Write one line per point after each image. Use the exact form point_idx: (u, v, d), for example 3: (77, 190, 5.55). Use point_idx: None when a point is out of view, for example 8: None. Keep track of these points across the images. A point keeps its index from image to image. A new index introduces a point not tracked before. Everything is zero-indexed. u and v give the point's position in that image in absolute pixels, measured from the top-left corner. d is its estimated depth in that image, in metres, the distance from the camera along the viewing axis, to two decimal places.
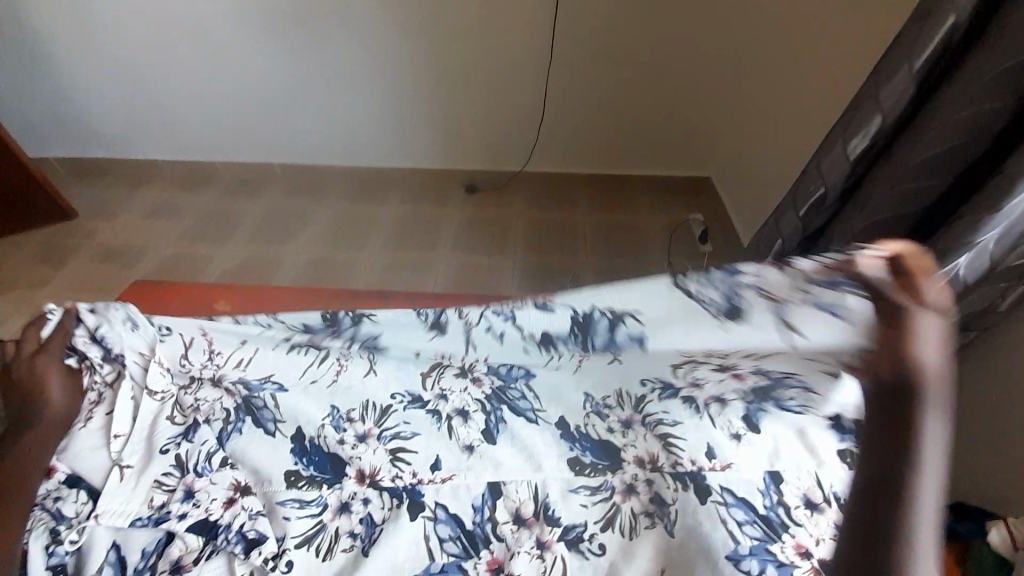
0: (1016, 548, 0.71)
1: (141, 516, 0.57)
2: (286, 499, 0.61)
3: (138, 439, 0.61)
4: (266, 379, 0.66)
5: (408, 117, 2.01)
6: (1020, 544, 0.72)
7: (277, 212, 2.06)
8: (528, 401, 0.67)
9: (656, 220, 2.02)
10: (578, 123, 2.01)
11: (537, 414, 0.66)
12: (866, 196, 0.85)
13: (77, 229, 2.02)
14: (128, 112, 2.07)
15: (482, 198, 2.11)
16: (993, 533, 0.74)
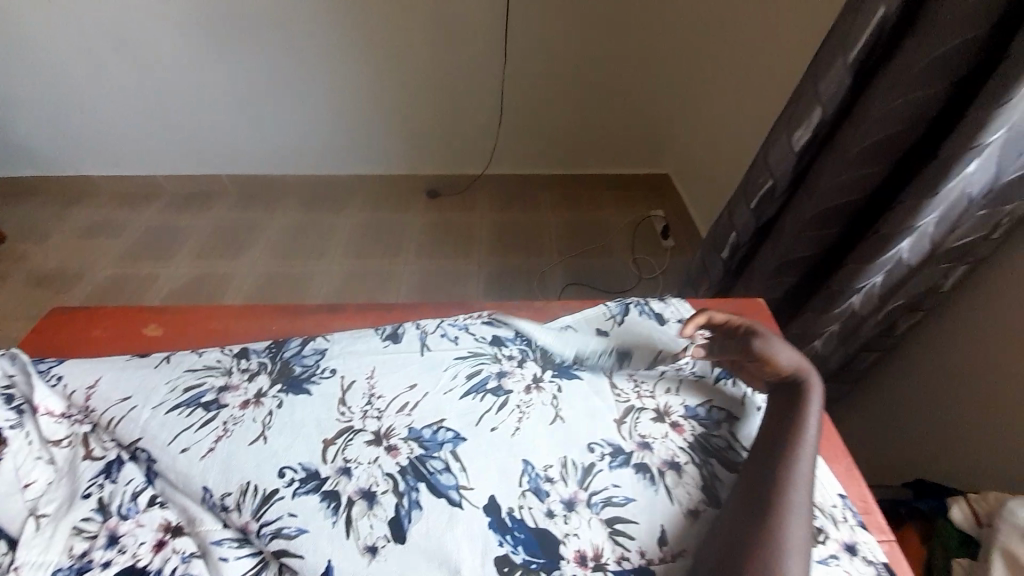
0: (979, 524, 0.73)
1: (61, 567, 0.51)
2: (221, 538, 0.55)
3: (57, 485, 0.56)
4: (133, 446, 0.60)
5: (363, 121, 1.95)
6: (982, 519, 0.73)
7: (229, 225, 1.97)
8: (452, 475, 0.58)
9: (620, 217, 2.04)
10: (537, 124, 2.00)
11: (462, 493, 0.57)
12: (813, 186, 0.86)
13: (4, 253, 1.86)
14: (58, 126, 1.93)
15: (445, 202, 2.08)
16: (955, 512, 0.75)
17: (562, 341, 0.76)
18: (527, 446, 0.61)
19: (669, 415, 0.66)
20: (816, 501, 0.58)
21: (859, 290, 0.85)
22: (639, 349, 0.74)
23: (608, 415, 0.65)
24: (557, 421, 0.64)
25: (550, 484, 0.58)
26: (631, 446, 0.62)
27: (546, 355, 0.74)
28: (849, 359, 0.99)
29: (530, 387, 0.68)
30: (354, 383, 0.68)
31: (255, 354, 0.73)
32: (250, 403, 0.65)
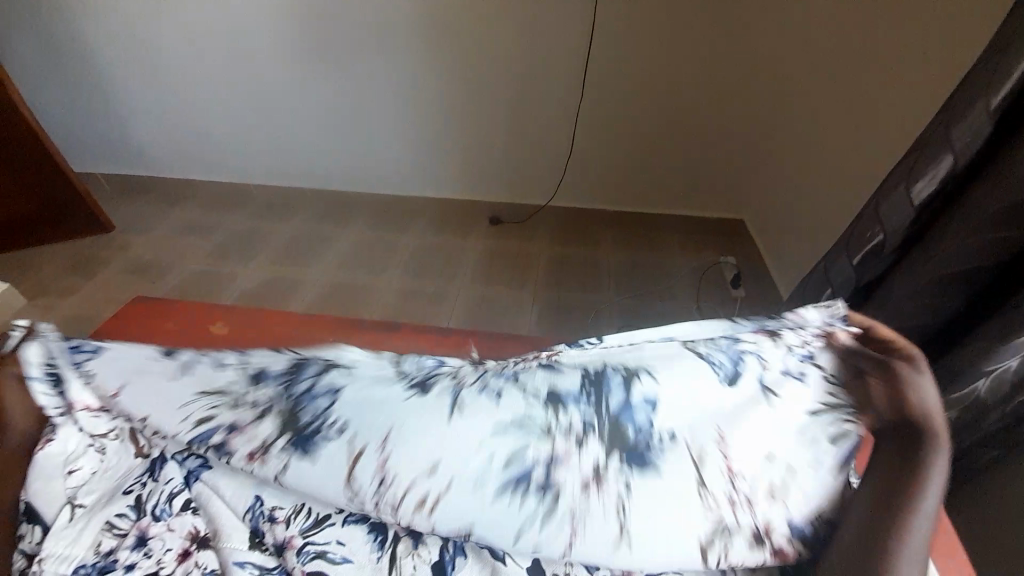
0: None
1: (84, 564, 0.53)
2: (245, 560, 0.56)
3: (102, 475, 0.58)
4: (186, 451, 0.60)
5: (439, 147, 2.02)
6: None
7: (303, 233, 2.08)
8: (497, 535, 0.59)
9: (686, 260, 1.93)
10: (608, 161, 1.97)
11: (507, 552, 0.59)
12: (929, 249, 0.76)
13: (113, 242, 2.08)
14: (174, 135, 2.16)
15: (507, 229, 2.08)
16: None
17: (641, 406, 0.56)
18: (579, 538, 0.57)
19: (769, 533, 0.55)
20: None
21: (986, 374, 0.72)
22: (752, 427, 0.54)
23: (693, 518, 0.55)
24: (622, 535, 0.56)
25: (602, 563, 0.58)
26: (709, 552, 0.56)
27: (618, 431, 0.57)
28: (962, 453, 0.84)
29: (590, 479, 0.57)
30: (399, 436, 0.61)
31: (271, 378, 0.59)
32: (260, 454, 0.57)
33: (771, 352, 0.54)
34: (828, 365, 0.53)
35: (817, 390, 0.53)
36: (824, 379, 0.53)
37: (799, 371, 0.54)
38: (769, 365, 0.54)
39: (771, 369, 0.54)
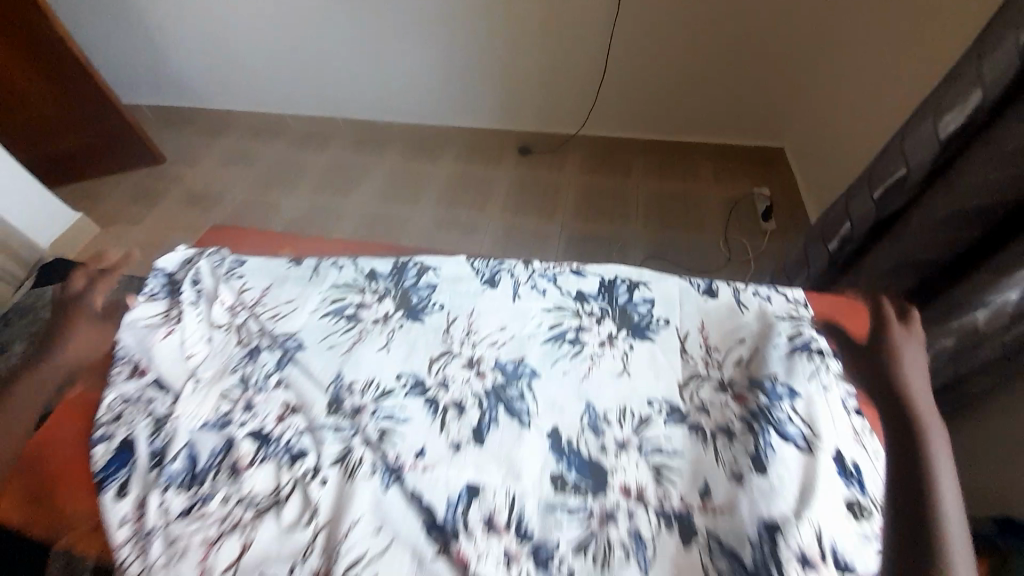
0: None
1: (208, 421, 0.62)
2: (325, 423, 0.61)
3: (213, 357, 0.68)
4: (288, 335, 0.71)
5: (467, 75, 1.99)
6: None
7: (339, 164, 2.16)
8: (525, 401, 0.62)
9: (718, 192, 1.91)
10: (642, 88, 1.90)
11: (530, 418, 0.60)
12: (950, 181, 0.76)
13: (165, 173, 2.23)
14: (208, 66, 2.21)
15: (536, 159, 2.09)
16: None
17: (642, 302, 0.71)
18: (593, 386, 0.62)
19: (731, 387, 0.61)
20: (870, 494, 0.53)
21: (986, 305, 0.75)
22: (727, 319, 0.68)
23: (671, 377, 0.63)
24: (623, 373, 0.63)
25: (607, 425, 0.59)
26: (689, 408, 0.60)
27: (625, 314, 0.70)
28: (959, 381, 0.87)
29: (603, 343, 0.67)
30: (457, 323, 0.71)
31: (382, 277, 0.78)
32: (380, 320, 0.73)
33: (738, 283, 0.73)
34: (789, 295, 0.72)
35: (779, 305, 0.70)
36: (784, 302, 0.70)
37: (753, 291, 0.71)
38: (738, 289, 0.72)
39: (742, 292, 0.71)
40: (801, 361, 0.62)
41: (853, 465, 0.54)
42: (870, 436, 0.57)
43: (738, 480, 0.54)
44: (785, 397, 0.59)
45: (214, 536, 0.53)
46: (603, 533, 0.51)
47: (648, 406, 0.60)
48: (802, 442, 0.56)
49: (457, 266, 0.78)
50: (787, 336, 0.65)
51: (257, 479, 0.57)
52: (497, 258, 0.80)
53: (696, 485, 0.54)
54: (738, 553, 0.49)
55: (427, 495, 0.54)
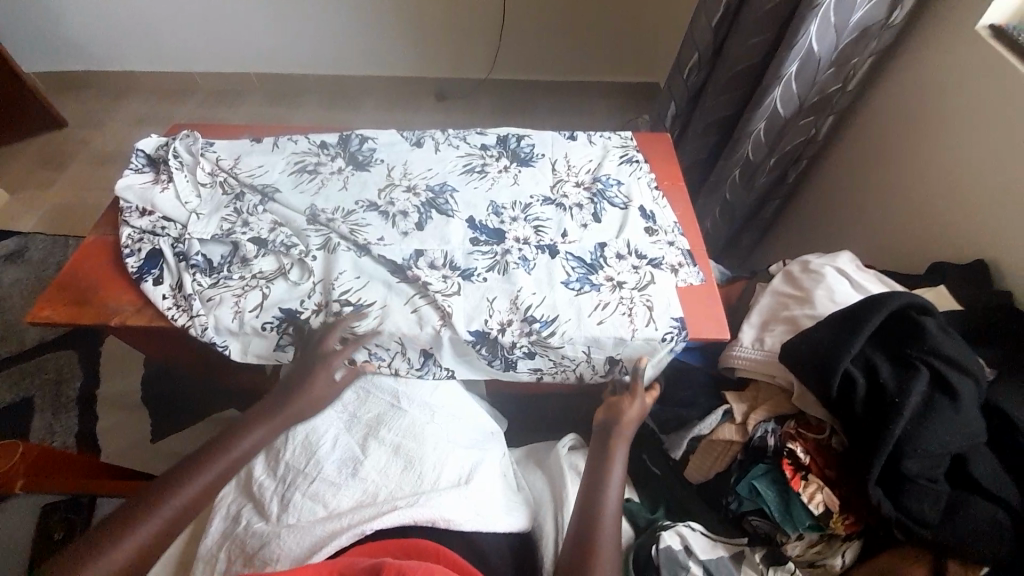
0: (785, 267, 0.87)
1: (215, 236, 0.84)
2: (307, 229, 0.85)
3: (206, 202, 0.89)
4: (264, 185, 0.92)
5: (377, 26, 2.16)
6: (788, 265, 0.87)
7: (263, 117, 2.26)
8: (449, 204, 0.89)
9: (610, 120, 2.30)
10: (535, 33, 2.19)
11: (453, 212, 0.88)
12: (724, 55, 1.12)
13: (70, 137, 2.18)
14: (102, 25, 2.16)
15: (451, 104, 2.33)
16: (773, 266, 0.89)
17: (527, 145, 1.00)
18: (493, 192, 0.91)
19: (583, 183, 0.93)
20: (660, 223, 0.86)
21: (750, 137, 1.11)
22: (583, 150, 0.99)
23: (545, 183, 0.93)
24: (514, 183, 0.92)
25: (505, 210, 0.88)
26: (557, 196, 0.90)
27: (515, 153, 0.99)
28: (755, 206, 1.25)
29: (501, 169, 0.96)
30: (395, 170, 0.97)
31: (332, 146, 1.01)
32: (335, 172, 0.96)
33: (592, 132, 1.05)
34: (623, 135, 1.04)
35: (617, 140, 1.02)
36: (620, 138, 1.03)
37: (600, 135, 1.04)
38: (591, 133, 1.03)
39: (594, 134, 1.03)
40: (626, 167, 0.96)
41: (649, 212, 0.87)
42: (664, 198, 0.91)
43: (585, 225, 0.85)
44: (615, 185, 0.92)
45: (241, 292, 0.79)
46: (503, 259, 0.80)
47: (529, 198, 0.90)
48: (623, 204, 0.88)
49: (390, 136, 1.04)
50: (620, 156, 0.98)
51: (265, 264, 0.82)
52: (420, 130, 1.06)
53: (561, 232, 0.84)
54: (581, 256, 0.81)
55: (387, 255, 0.81)
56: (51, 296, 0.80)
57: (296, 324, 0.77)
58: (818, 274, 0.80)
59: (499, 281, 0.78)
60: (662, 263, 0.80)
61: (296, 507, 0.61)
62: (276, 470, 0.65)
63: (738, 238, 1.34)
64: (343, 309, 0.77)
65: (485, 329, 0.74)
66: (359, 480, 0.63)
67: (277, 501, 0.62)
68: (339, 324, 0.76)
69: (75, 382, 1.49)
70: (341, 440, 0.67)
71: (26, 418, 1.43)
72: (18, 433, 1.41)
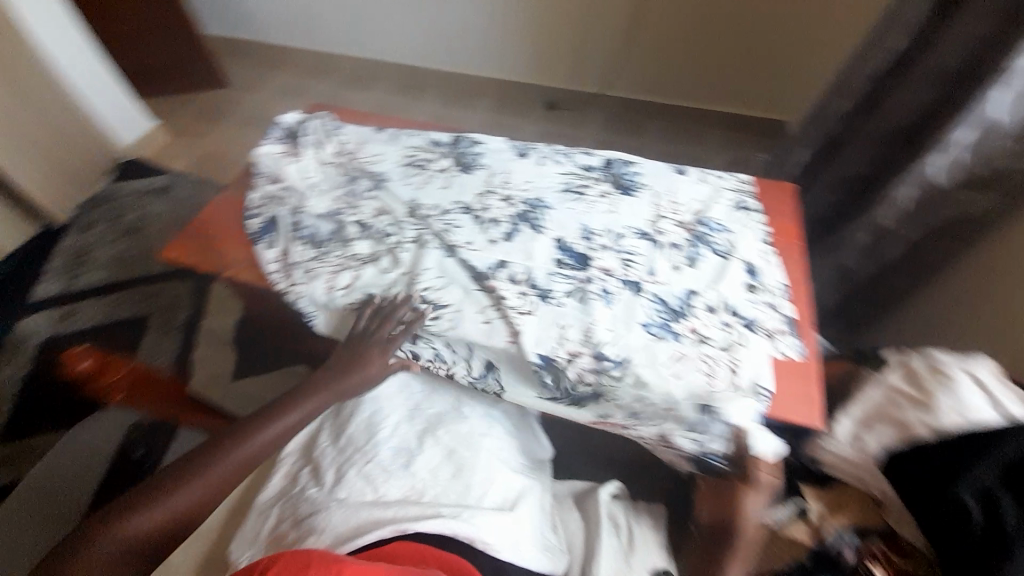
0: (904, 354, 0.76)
1: (325, 213, 0.91)
2: (405, 221, 0.90)
3: (324, 179, 0.97)
4: (377, 173, 0.99)
5: (505, 30, 2.23)
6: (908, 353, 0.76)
7: (384, 102, 2.44)
8: (541, 220, 0.88)
9: (721, 155, 2.17)
10: (661, 55, 2.13)
11: (543, 228, 0.87)
12: (878, 108, 1.01)
13: (227, 96, 2.49)
14: (272, 3, 2.45)
15: (559, 113, 2.33)
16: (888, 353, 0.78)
17: (632, 173, 0.97)
18: (588, 215, 0.89)
19: (684, 222, 0.88)
20: (764, 281, 0.79)
21: (890, 203, 0.99)
22: (691, 187, 0.94)
23: (644, 215, 0.89)
24: (611, 210, 0.90)
25: (595, 235, 0.85)
26: (654, 231, 0.86)
27: (619, 179, 0.96)
28: (877, 279, 1.11)
29: (601, 193, 0.93)
30: (496, 177, 0.99)
31: (443, 146, 1.06)
32: (441, 170, 1.00)
33: (704, 169, 0.99)
34: (738, 179, 0.97)
35: (731, 183, 0.96)
36: (734, 182, 0.96)
37: (713, 174, 0.98)
38: (704, 171, 0.97)
39: (706, 173, 0.97)
40: (737, 213, 0.89)
41: (753, 267, 0.80)
42: (773, 255, 0.83)
43: (678, 266, 0.80)
44: (720, 230, 0.86)
45: (335, 270, 0.85)
46: (584, 286, 0.78)
47: (625, 228, 0.86)
48: (725, 254, 0.82)
49: (499, 143, 1.06)
50: (732, 200, 0.92)
51: (361, 247, 0.87)
52: (528, 142, 1.07)
53: (649, 269, 0.80)
54: (667, 299, 0.76)
55: (472, 259, 0.83)
56: (185, 240, 0.91)
57: (375, 310, 0.81)
58: (947, 376, 0.69)
59: (575, 308, 0.76)
60: (756, 326, 0.74)
61: (349, 483, 0.64)
62: (338, 441, 0.71)
63: (847, 310, 1.20)
64: (421, 305, 0.79)
65: (551, 356, 0.72)
66: (410, 474, 0.65)
67: (334, 471, 0.67)
68: (414, 319, 0.78)
69: (183, 313, 1.72)
70: (400, 430, 0.71)
71: (142, 333, 1.69)
72: (136, 342, 1.66)
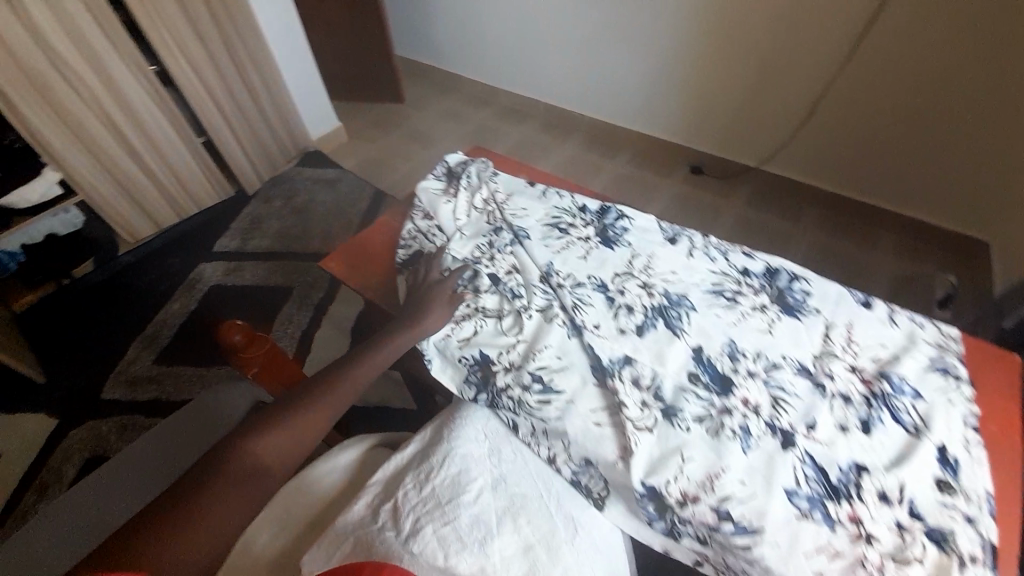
0: None
1: (464, 259, 0.94)
2: (536, 286, 0.88)
3: (470, 225, 1.00)
4: (520, 228, 0.99)
5: (664, 92, 2.14)
6: None
7: (530, 140, 2.53)
8: (682, 322, 0.80)
9: (891, 266, 1.86)
10: (841, 145, 1.86)
11: (683, 332, 0.79)
12: None
13: (398, 111, 2.79)
14: (452, 36, 2.67)
15: (704, 182, 2.20)
16: None
17: (799, 292, 0.85)
18: (737, 332, 0.79)
19: (859, 373, 0.74)
20: (962, 481, 0.64)
21: None
22: (875, 328, 0.79)
23: (807, 349, 0.76)
24: (768, 332, 0.78)
25: (743, 357, 0.75)
26: (816, 372, 0.74)
27: (781, 295, 0.84)
28: None
29: (756, 307, 0.83)
30: (638, 259, 0.93)
31: (590, 212, 1.03)
32: (582, 238, 0.98)
33: (893, 307, 0.83)
34: (939, 332, 0.80)
35: (928, 334, 0.79)
36: (933, 333, 0.79)
37: (904, 316, 0.81)
38: (893, 310, 0.82)
39: (895, 313, 0.81)
40: (933, 378, 0.73)
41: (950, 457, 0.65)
42: (978, 449, 0.67)
43: (842, 426, 0.68)
44: (906, 395, 0.71)
45: (457, 321, 0.86)
46: (720, 417, 0.68)
47: (781, 359, 0.75)
48: (911, 429, 0.68)
49: (647, 222, 1.00)
50: (927, 357, 0.75)
51: (489, 302, 0.87)
52: (680, 226, 1.00)
53: (804, 421, 0.68)
54: (825, 468, 0.64)
55: (598, 347, 0.77)
56: (341, 253, 1.05)
57: (485, 372, 0.80)
58: None
59: (704, 440, 0.67)
60: (942, 541, 0.59)
61: (424, 538, 0.60)
62: (422, 487, 0.65)
63: None
64: (532, 383, 0.76)
65: (662, 490, 0.64)
66: (485, 554, 0.59)
67: (412, 520, 0.62)
68: (521, 395, 0.75)
69: (319, 293, 1.94)
70: (483, 499, 0.64)
71: (283, 302, 1.94)
72: (274, 310, 1.91)
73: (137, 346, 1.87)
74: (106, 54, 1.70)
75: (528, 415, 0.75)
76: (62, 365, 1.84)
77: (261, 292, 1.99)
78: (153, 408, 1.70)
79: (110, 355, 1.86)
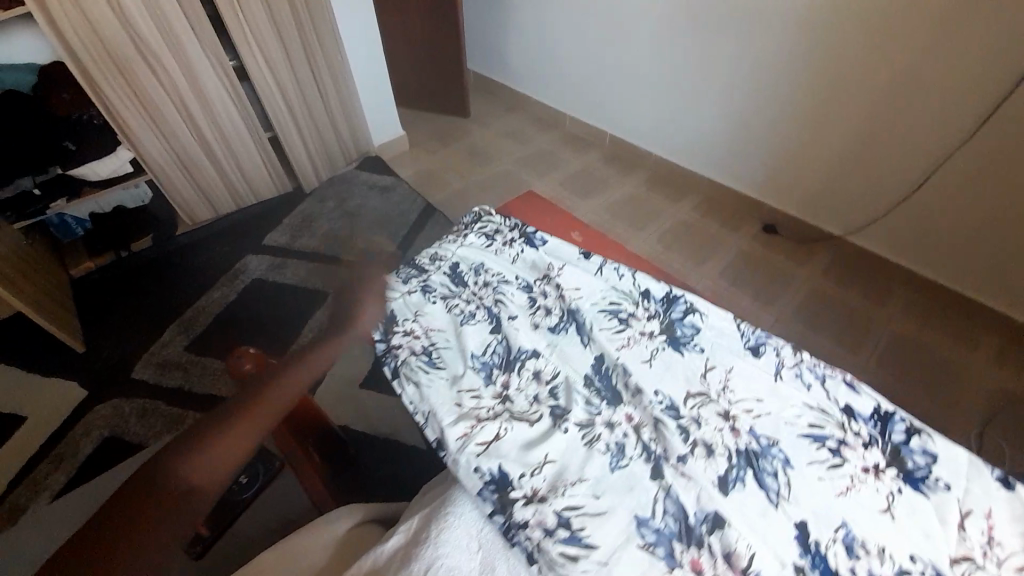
0: None
1: (493, 339, 0.82)
2: (577, 392, 0.75)
3: (517, 298, 0.88)
4: (568, 309, 0.86)
5: (745, 143, 1.94)
6: None
7: (591, 171, 2.39)
8: (777, 482, 0.64)
9: (995, 377, 1.55)
10: (950, 230, 1.59)
11: (780, 499, 0.63)
12: None
13: (462, 125, 2.74)
14: (527, 55, 2.58)
15: (777, 243, 1.98)
16: None
17: (919, 453, 0.65)
18: (847, 509, 0.61)
19: None
20: None
21: None
22: None
23: (942, 546, 0.58)
24: (886, 514, 0.61)
25: (863, 552, 0.58)
26: None
27: (897, 455, 0.65)
28: None
29: (868, 470, 0.64)
30: (715, 373, 0.76)
31: (654, 298, 0.88)
32: (645, 334, 0.83)
33: None
34: None
35: None
36: None
37: None
38: None
39: None
40: None
41: None
42: None
43: None
44: None
45: (479, 418, 0.72)
46: None
47: (909, 562, 0.57)
48: None
49: (724, 320, 0.83)
50: None
51: (518, 401, 0.74)
52: (765, 330, 0.82)
53: None
54: None
55: (680, 495, 0.63)
56: None
57: (502, 495, 0.64)
58: None
59: None
60: None
61: None
62: None
63: None
64: (558, 528, 0.61)
65: None
66: None
67: None
68: (542, 541, 0.60)
69: None
70: None
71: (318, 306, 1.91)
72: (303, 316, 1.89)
73: (173, 329, 1.89)
74: (188, 42, 1.74)
75: (546, 567, 0.59)
76: (103, 334, 1.89)
77: (303, 292, 1.97)
78: (172, 395, 1.70)
79: (146, 333, 1.89)
